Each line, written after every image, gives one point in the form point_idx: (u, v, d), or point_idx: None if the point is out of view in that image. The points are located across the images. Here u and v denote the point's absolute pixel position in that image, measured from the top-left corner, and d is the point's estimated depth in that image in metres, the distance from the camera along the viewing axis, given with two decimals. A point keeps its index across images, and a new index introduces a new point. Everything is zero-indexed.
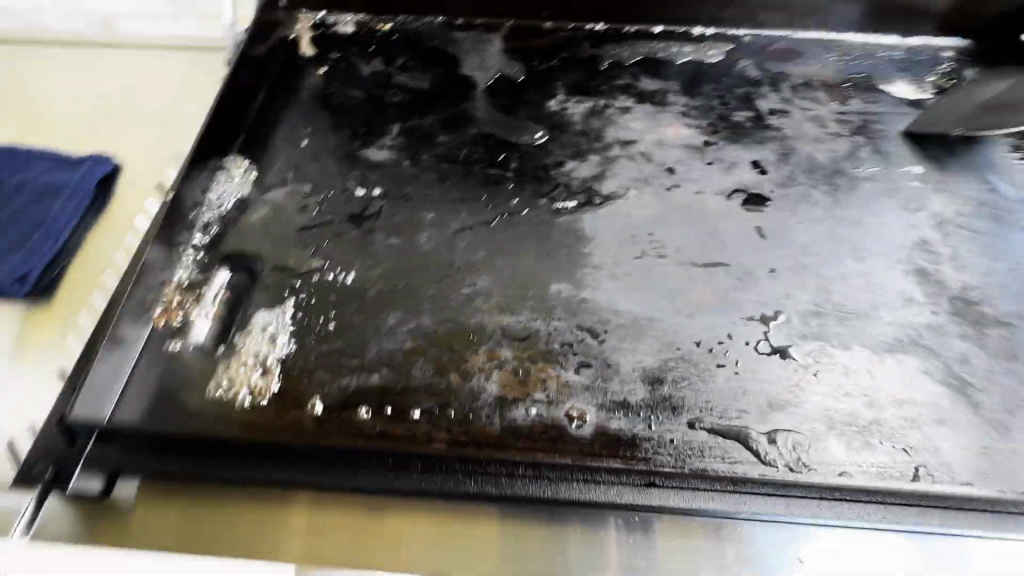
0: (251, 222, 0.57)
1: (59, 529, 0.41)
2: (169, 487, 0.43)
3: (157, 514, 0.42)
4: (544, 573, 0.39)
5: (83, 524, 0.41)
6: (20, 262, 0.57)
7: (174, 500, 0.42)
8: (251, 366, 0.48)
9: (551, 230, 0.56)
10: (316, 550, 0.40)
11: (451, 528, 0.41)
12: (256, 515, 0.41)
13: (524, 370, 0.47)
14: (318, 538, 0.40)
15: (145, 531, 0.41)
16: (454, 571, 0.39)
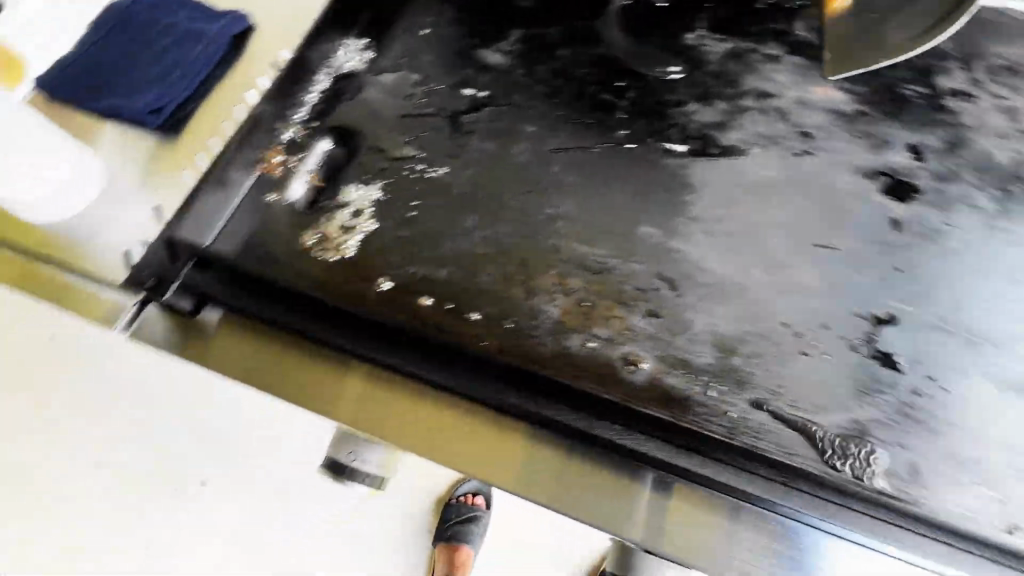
0: (359, 100, 0.57)
1: (153, 332, 0.48)
2: (247, 324, 0.49)
3: (233, 343, 0.48)
4: (539, 490, 0.41)
5: (174, 334, 0.48)
6: (159, 97, 0.62)
7: (248, 336, 0.48)
8: (332, 232, 0.50)
9: (654, 171, 0.52)
10: (349, 409, 0.45)
11: (466, 427, 0.44)
12: (309, 367, 0.47)
13: (589, 304, 0.45)
14: (354, 400, 0.45)
15: (221, 352, 0.48)
16: (456, 460, 0.43)
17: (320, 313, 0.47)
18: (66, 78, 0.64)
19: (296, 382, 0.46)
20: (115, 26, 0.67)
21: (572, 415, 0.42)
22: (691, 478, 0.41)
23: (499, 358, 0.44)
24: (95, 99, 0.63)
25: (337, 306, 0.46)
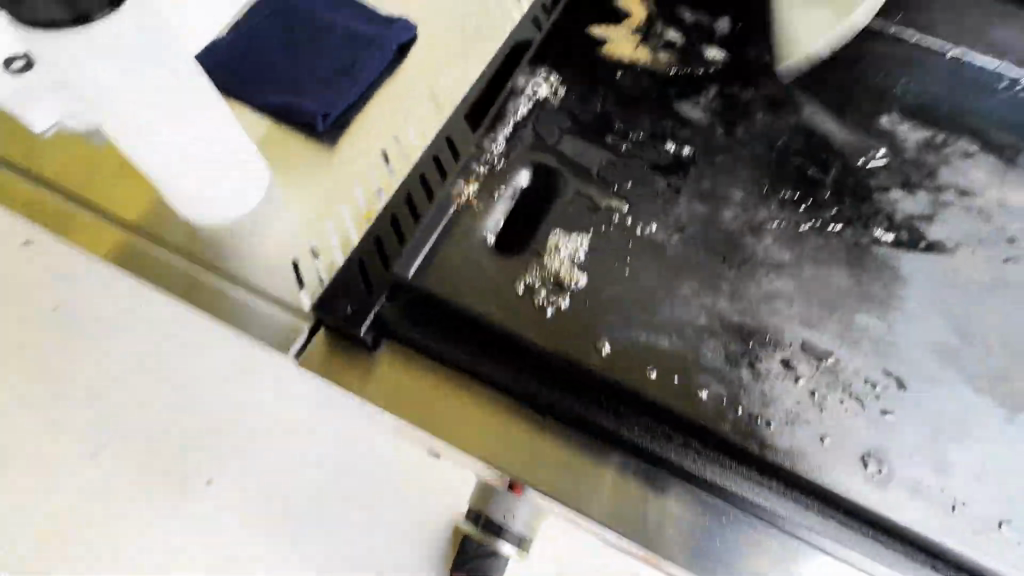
0: (557, 136, 0.54)
1: (318, 356, 0.46)
2: (414, 356, 0.46)
3: (394, 374, 0.45)
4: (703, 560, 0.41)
5: (337, 360, 0.46)
6: (328, 100, 0.58)
7: (410, 367, 0.46)
8: (542, 280, 0.46)
9: (867, 257, 0.51)
10: (506, 454, 0.43)
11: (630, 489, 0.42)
12: (468, 408, 0.44)
13: (819, 395, 0.44)
14: (511, 447, 0.43)
15: (380, 385, 0.45)
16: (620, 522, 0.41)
17: (524, 365, 0.44)
18: (224, 65, 0.60)
19: (473, 430, 0.44)
20: (275, 15, 0.63)
21: (802, 513, 0.40)
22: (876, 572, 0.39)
23: (731, 445, 0.41)
24: (255, 91, 0.59)
25: (549, 363, 0.43)
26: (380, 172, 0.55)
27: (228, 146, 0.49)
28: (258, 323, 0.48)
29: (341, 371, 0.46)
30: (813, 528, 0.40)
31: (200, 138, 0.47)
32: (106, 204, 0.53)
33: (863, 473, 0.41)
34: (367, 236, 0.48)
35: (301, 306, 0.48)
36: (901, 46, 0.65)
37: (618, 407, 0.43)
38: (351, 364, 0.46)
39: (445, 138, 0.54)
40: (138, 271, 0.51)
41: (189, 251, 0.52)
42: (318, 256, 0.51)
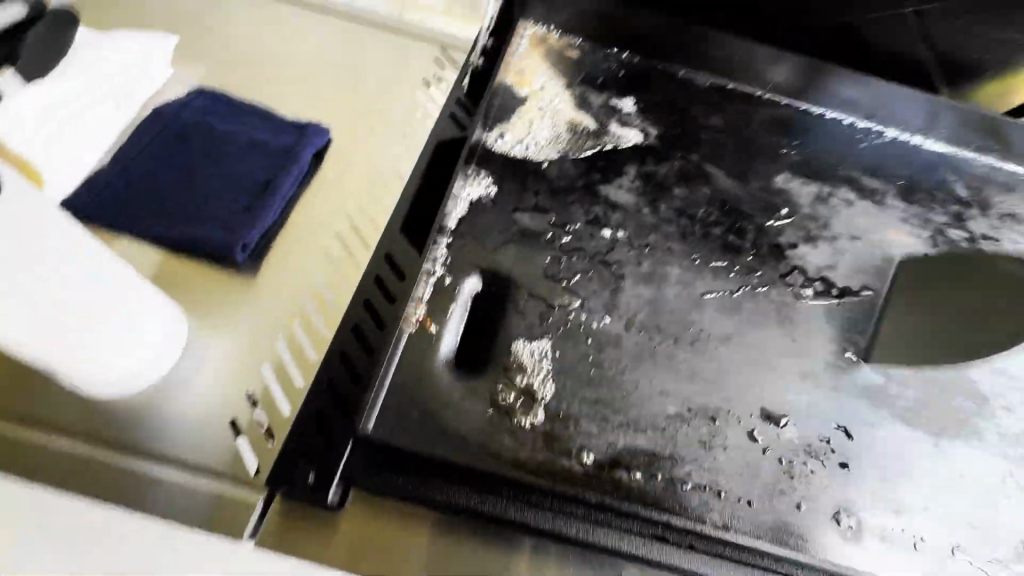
0: (497, 237, 0.54)
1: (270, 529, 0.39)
2: (386, 502, 0.40)
3: (364, 528, 0.39)
4: None
5: (295, 528, 0.39)
6: (242, 224, 0.53)
7: (381, 516, 0.40)
8: (513, 396, 0.45)
9: (794, 313, 0.56)
10: None
11: None
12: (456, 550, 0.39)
13: (788, 462, 0.46)
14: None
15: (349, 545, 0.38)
16: None
17: (512, 493, 0.41)
18: (116, 203, 0.54)
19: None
20: (167, 138, 0.58)
21: None
22: None
23: (720, 533, 0.42)
24: (154, 225, 0.53)
25: (534, 487, 0.42)
26: (317, 298, 0.52)
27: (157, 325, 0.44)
28: (184, 503, 0.40)
29: (302, 540, 0.39)
30: None
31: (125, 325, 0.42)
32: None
33: (838, 530, 0.44)
34: (317, 379, 0.44)
35: (242, 471, 0.42)
36: (776, 111, 0.74)
37: (615, 520, 0.41)
38: (311, 526, 0.39)
39: (383, 257, 0.51)
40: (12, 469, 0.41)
41: (89, 430, 0.43)
42: (257, 404, 0.46)
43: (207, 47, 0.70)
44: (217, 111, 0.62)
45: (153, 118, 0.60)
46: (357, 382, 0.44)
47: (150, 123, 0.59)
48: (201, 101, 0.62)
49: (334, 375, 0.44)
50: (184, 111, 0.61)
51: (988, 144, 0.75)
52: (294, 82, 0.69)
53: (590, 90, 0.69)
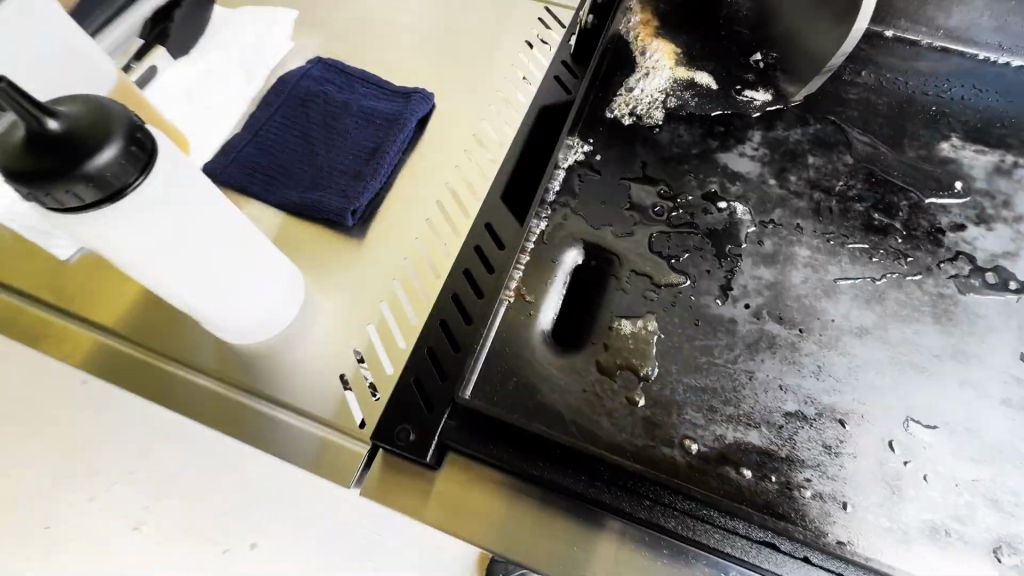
0: (599, 208, 0.51)
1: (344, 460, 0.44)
2: (480, 472, 0.42)
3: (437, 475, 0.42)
4: None
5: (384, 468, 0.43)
6: (351, 190, 0.55)
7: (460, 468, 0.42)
8: (613, 377, 0.43)
9: (956, 308, 0.47)
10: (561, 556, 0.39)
11: None
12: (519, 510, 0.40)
13: (937, 482, 0.40)
14: (568, 548, 0.39)
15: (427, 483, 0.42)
16: None
17: (611, 479, 0.40)
18: (242, 165, 0.58)
19: (544, 550, 0.39)
20: (287, 107, 0.62)
21: None
22: None
23: (849, 551, 0.38)
24: (274, 189, 0.57)
25: (634, 477, 0.40)
26: (419, 264, 0.52)
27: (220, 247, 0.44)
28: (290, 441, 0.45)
29: (399, 502, 0.42)
30: None
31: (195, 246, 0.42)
32: (124, 325, 0.51)
33: (999, 568, 0.37)
34: (421, 347, 0.46)
35: (349, 424, 0.45)
36: (944, 62, 0.61)
37: (720, 519, 0.39)
38: (407, 485, 0.42)
39: (483, 227, 0.51)
40: (155, 395, 0.48)
41: (202, 365, 0.49)
42: (364, 364, 0.47)
43: (322, 17, 0.72)
44: (331, 80, 0.64)
45: (277, 89, 0.63)
46: (461, 352, 0.44)
47: (272, 93, 0.63)
48: (317, 72, 0.65)
49: (430, 346, 0.45)
50: (302, 81, 0.64)
51: None
52: (401, 51, 0.70)
53: (710, 45, 0.62)
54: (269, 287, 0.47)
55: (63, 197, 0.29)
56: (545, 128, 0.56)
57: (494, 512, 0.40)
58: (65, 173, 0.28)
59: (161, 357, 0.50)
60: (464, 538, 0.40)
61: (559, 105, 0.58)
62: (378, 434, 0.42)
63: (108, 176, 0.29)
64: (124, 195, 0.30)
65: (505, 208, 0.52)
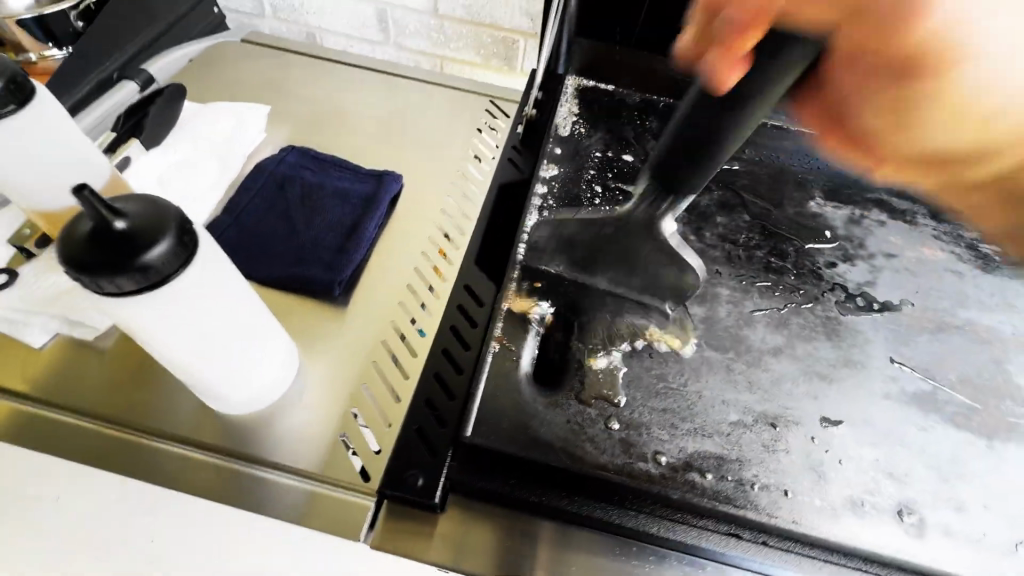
0: (562, 264, 0.60)
1: (350, 517, 0.47)
2: (486, 507, 0.47)
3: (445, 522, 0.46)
4: None
5: (395, 520, 0.47)
6: (335, 262, 0.60)
7: (466, 509, 0.47)
8: (591, 407, 0.50)
9: (841, 326, 0.60)
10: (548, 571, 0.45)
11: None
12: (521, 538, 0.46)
13: (849, 465, 0.50)
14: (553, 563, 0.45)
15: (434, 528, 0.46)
16: None
17: (599, 495, 0.47)
18: (225, 246, 0.62)
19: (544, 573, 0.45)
20: (266, 191, 0.67)
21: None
22: None
23: (795, 529, 0.46)
24: (259, 266, 0.60)
25: (621, 490, 0.46)
26: (404, 324, 0.57)
27: (238, 326, 0.45)
28: (278, 501, 0.48)
29: (404, 548, 0.46)
30: None
31: (212, 328, 0.43)
32: (109, 407, 0.52)
33: (902, 526, 0.47)
34: (419, 397, 0.51)
35: (343, 480, 0.49)
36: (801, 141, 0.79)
37: (693, 519, 0.46)
38: (415, 531, 0.46)
39: (463, 287, 0.58)
40: (127, 469, 0.49)
41: (175, 435, 0.51)
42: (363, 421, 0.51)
43: (290, 111, 0.80)
44: (306, 166, 0.71)
45: (255, 175, 0.69)
46: (460, 400, 0.50)
47: (250, 178, 0.68)
48: (292, 158, 0.71)
49: (429, 397, 0.50)
50: (279, 167, 0.69)
51: None
52: (367, 138, 0.78)
53: (631, 131, 0.77)
54: (271, 357, 0.49)
55: (114, 283, 0.32)
56: (506, 203, 0.67)
57: (495, 543, 0.46)
58: (121, 263, 0.32)
59: (134, 431, 0.51)
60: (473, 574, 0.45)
61: (515, 183, 0.69)
62: (391, 485, 0.46)
63: (157, 267, 0.33)
64: (167, 283, 0.34)
65: (479, 271, 0.60)
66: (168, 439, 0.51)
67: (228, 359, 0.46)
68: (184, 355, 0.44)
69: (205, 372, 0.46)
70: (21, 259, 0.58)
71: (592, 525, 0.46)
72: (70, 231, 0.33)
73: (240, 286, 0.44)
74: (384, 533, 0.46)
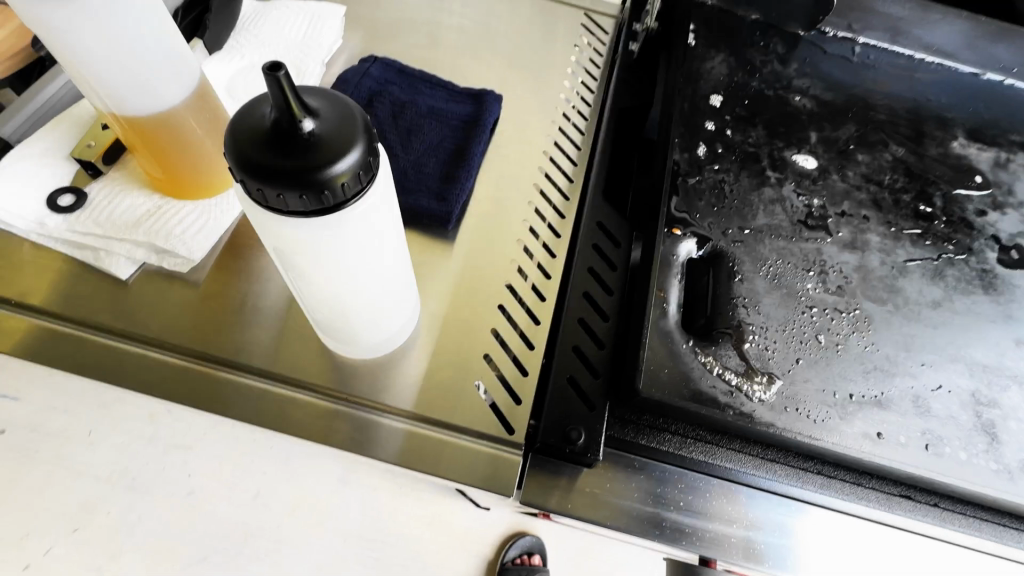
0: (700, 198, 0.54)
1: (495, 471, 0.44)
2: (633, 463, 0.45)
3: (595, 478, 0.44)
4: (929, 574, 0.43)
5: (542, 475, 0.44)
6: (444, 192, 0.53)
7: (615, 467, 0.45)
8: (751, 358, 0.46)
9: (995, 280, 0.55)
10: (655, 520, 0.43)
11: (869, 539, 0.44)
12: (679, 498, 0.44)
13: (1021, 428, 0.46)
14: (662, 512, 0.44)
15: (583, 483, 0.44)
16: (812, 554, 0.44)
17: (760, 452, 0.44)
18: None
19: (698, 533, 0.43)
20: None
21: None
22: None
23: (967, 491, 0.43)
24: None
25: (787, 450, 0.44)
26: (531, 266, 0.52)
27: (392, 263, 0.39)
28: (416, 453, 0.44)
29: (557, 505, 0.43)
30: None
31: (365, 264, 0.37)
32: (212, 344, 0.46)
33: None
34: (561, 344, 0.47)
35: (483, 431, 0.45)
36: (937, 72, 0.71)
37: (857, 479, 0.44)
38: (564, 486, 0.44)
39: (594, 225, 0.54)
40: (245, 414, 0.45)
41: (291, 378, 0.46)
42: (500, 370, 0.47)
43: (360, 17, 0.69)
44: (393, 80, 0.61)
45: (337, 88, 0.60)
46: (608, 349, 0.47)
47: (332, 93, 0.59)
48: (377, 70, 0.62)
49: (577, 347, 0.47)
50: (364, 80, 0.60)
51: None
52: (450, 51, 0.68)
53: (754, 53, 0.68)
54: (406, 298, 0.43)
55: (289, 201, 0.26)
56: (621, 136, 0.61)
57: (646, 501, 0.44)
58: (301, 174, 0.25)
59: (246, 375, 0.46)
60: (624, 528, 0.43)
61: (628, 116, 0.63)
62: (545, 439, 0.43)
63: (339, 186, 0.26)
64: (346, 208, 0.27)
65: (609, 210, 0.55)
66: (281, 381, 0.46)
67: (370, 295, 0.39)
68: (325, 291, 0.38)
69: (343, 313, 0.40)
70: (87, 177, 0.50)
71: (749, 484, 0.45)
72: (242, 128, 0.26)
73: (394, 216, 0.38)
74: (534, 487, 0.44)
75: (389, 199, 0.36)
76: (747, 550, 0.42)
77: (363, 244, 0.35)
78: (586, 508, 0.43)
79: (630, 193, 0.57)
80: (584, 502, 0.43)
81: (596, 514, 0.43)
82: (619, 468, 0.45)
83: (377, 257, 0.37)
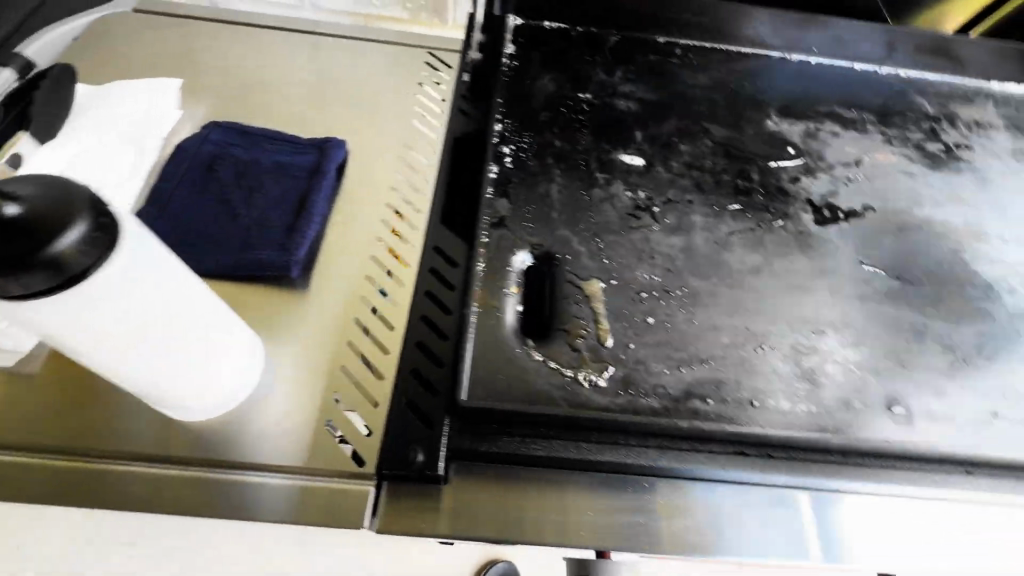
0: (528, 208, 0.58)
1: (350, 504, 0.44)
2: (485, 472, 0.46)
3: (450, 496, 0.45)
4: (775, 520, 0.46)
5: (396, 503, 0.44)
6: (285, 242, 0.55)
7: (469, 481, 0.45)
8: (581, 349, 0.49)
9: (810, 238, 0.60)
10: (515, 524, 0.44)
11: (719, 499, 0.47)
12: (536, 498, 0.45)
13: (837, 369, 0.51)
14: (521, 514, 0.45)
15: (439, 502, 0.44)
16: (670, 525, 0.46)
17: (602, 437, 0.46)
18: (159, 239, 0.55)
19: (558, 528, 0.44)
20: (191, 176, 0.60)
21: (860, 472, 0.47)
22: (955, 488, 0.47)
23: (793, 437, 0.47)
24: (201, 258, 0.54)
25: (627, 431, 0.46)
26: (376, 299, 0.54)
27: (198, 322, 0.40)
28: (268, 503, 0.44)
29: (412, 528, 0.43)
30: (874, 484, 0.47)
31: (161, 327, 0.38)
32: (52, 434, 0.46)
33: (891, 417, 0.49)
34: (404, 368, 0.50)
35: (335, 468, 0.46)
36: (750, 60, 0.78)
37: (698, 445, 0.46)
38: (419, 509, 0.44)
39: (434, 250, 0.56)
40: (89, 499, 0.44)
41: (137, 452, 0.46)
42: (348, 406, 0.48)
43: (204, 85, 0.71)
44: (234, 142, 0.63)
45: (177, 158, 0.61)
46: (449, 365, 0.49)
47: (172, 163, 0.61)
48: (217, 135, 0.63)
49: (419, 370, 0.49)
50: (204, 146, 0.62)
51: (950, 65, 0.79)
52: (296, 105, 0.71)
53: (581, 67, 0.73)
54: (235, 353, 0.44)
55: (14, 282, 0.29)
56: (461, 161, 0.65)
57: (502, 507, 0.45)
58: (20, 259, 0.28)
59: (89, 458, 0.45)
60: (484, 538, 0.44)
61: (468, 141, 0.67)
62: (390, 464, 0.45)
63: (66, 261, 0.29)
64: (83, 276, 0.30)
65: (449, 233, 0.58)
66: (124, 458, 0.45)
67: (184, 358, 0.40)
68: (130, 362, 0.38)
69: (161, 381, 0.41)
70: None
71: (603, 470, 0.46)
72: None
73: (188, 277, 0.39)
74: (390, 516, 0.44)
75: (168, 261, 0.37)
76: (600, 534, 0.44)
77: (150, 309, 0.37)
78: (444, 527, 0.44)
79: (467, 213, 0.60)
80: (442, 522, 0.44)
81: (454, 529, 0.43)
82: (473, 480, 0.45)
83: (173, 319, 0.38)
